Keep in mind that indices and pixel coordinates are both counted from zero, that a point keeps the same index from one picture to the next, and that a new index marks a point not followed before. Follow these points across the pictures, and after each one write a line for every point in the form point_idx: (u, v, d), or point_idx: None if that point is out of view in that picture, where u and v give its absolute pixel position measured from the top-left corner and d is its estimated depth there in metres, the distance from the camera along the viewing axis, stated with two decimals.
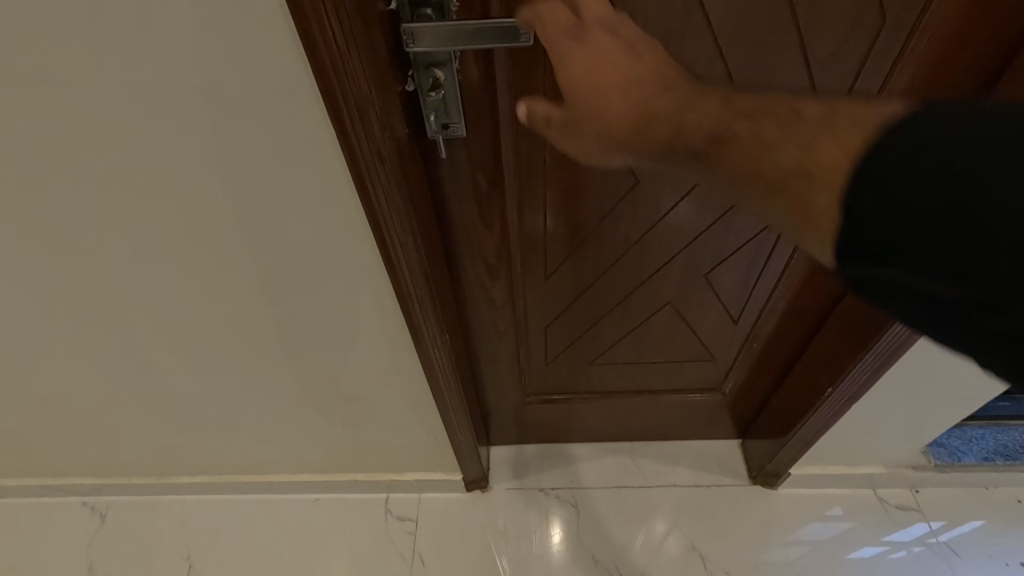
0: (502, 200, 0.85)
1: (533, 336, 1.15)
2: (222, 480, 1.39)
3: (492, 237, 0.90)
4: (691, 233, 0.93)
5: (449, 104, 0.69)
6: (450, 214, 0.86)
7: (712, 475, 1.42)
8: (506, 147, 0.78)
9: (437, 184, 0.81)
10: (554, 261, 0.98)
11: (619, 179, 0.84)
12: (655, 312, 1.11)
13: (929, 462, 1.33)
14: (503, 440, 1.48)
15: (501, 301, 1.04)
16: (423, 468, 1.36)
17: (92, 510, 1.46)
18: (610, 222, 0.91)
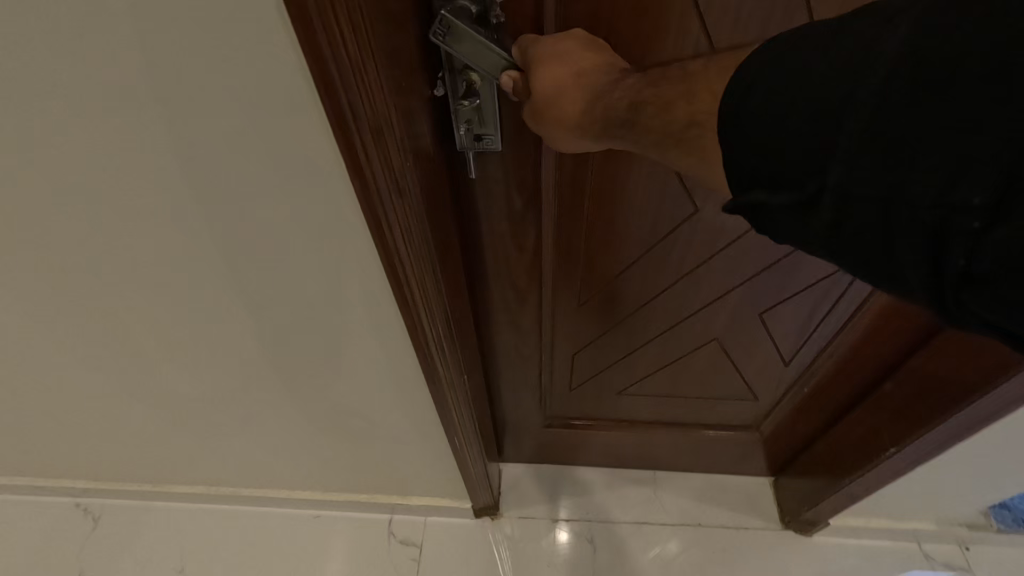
0: (542, 226, 0.75)
1: (557, 362, 1.06)
2: (219, 491, 1.32)
3: (521, 262, 0.80)
4: (748, 267, 0.82)
5: (484, 113, 0.58)
6: (478, 234, 0.76)
7: (740, 516, 1.32)
8: (550, 167, 0.67)
9: (467, 202, 0.71)
10: (589, 289, 0.88)
11: (677, 210, 0.73)
12: (696, 346, 1.01)
13: (989, 524, 1.23)
14: (515, 457, 1.39)
15: (526, 328, 0.94)
16: (430, 493, 1.28)
17: (84, 512, 1.40)
18: (659, 254, 0.81)
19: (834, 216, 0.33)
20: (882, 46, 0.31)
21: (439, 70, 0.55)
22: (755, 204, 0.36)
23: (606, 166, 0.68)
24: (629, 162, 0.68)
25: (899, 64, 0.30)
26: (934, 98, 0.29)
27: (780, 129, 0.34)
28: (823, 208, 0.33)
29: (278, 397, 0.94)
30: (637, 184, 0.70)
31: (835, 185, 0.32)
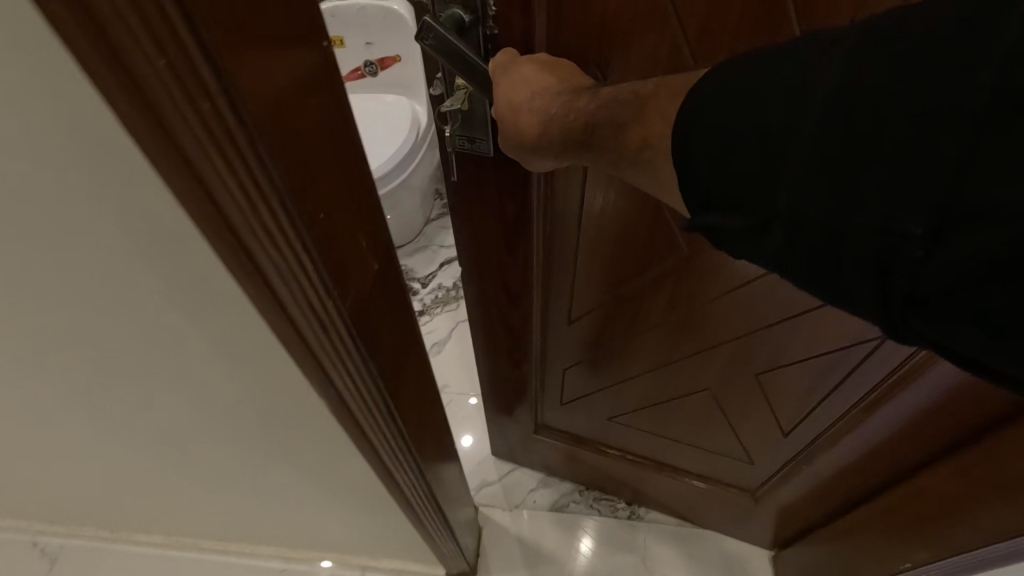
0: (542, 246, 0.78)
1: (548, 374, 1.09)
2: (181, 538, 1.25)
3: (512, 273, 0.84)
4: (740, 325, 0.81)
5: (477, 118, 0.65)
6: (482, 240, 0.80)
7: None
8: (549, 193, 0.71)
9: (477, 208, 0.76)
10: (581, 313, 0.90)
11: (662, 256, 0.75)
12: (687, 389, 1.00)
13: None
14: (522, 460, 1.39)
15: (519, 338, 0.97)
16: (401, 557, 1.20)
17: (41, 551, 1.32)
18: (650, 294, 0.82)
19: (788, 238, 0.34)
20: (819, 81, 0.33)
21: (438, 73, 0.64)
22: (716, 225, 0.38)
23: (597, 202, 0.70)
24: (608, 194, 0.69)
25: (833, 95, 0.32)
26: (866, 128, 0.31)
27: (735, 151, 0.36)
28: (775, 229, 0.35)
29: (216, 478, 0.84)
30: (624, 225, 0.72)
31: (785, 207, 0.34)
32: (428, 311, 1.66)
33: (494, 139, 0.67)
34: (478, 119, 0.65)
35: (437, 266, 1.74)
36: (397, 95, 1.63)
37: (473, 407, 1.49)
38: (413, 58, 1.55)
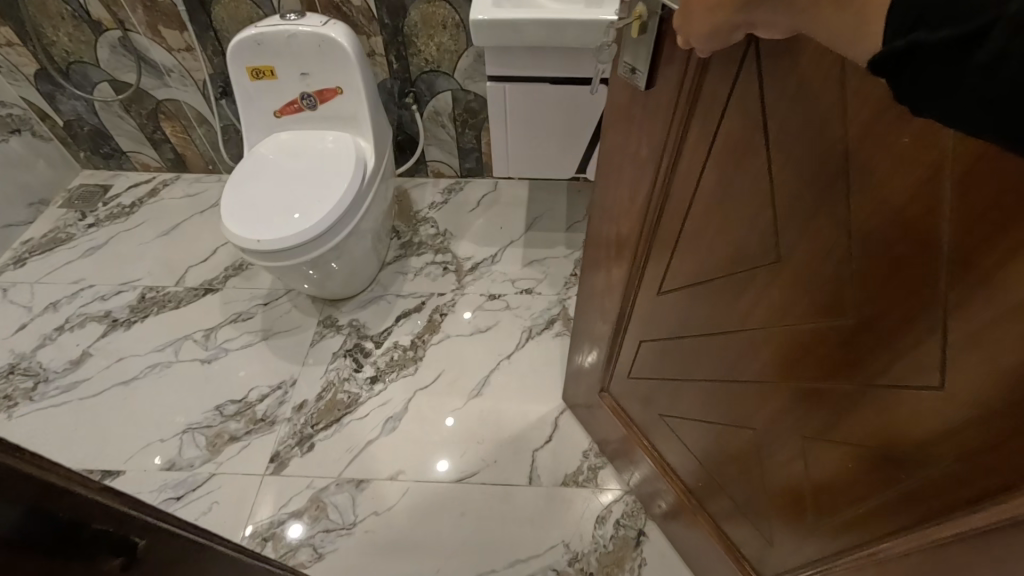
0: (673, 174, 0.70)
1: (627, 340, 1.00)
2: None
3: (639, 192, 0.77)
4: (804, 368, 0.65)
5: (644, 49, 0.63)
6: (631, 147, 0.74)
7: None
8: (702, 117, 0.61)
9: (636, 113, 0.70)
10: (673, 274, 0.79)
11: (765, 240, 0.62)
12: (741, 419, 0.81)
13: None
14: (522, 497, 1.21)
15: (622, 273, 0.90)
16: None
17: None
18: (737, 284, 0.68)
19: (997, 48, 0.26)
20: None
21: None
22: (909, 46, 0.30)
23: (736, 146, 0.59)
24: (738, 141, 0.59)
25: None
26: None
27: None
28: (989, 39, 0.26)
29: None
30: (749, 186, 0.60)
31: (1019, 10, 0.25)
32: (382, 376, 1.41)
33: (652, 73, 0.64)
34: (643, 51, 0.63)
35: (393, 320, 1.53)
36: (338, 134, 1.44)
37: (450, 427, 1.31)
38: (352, 89, 1.37)
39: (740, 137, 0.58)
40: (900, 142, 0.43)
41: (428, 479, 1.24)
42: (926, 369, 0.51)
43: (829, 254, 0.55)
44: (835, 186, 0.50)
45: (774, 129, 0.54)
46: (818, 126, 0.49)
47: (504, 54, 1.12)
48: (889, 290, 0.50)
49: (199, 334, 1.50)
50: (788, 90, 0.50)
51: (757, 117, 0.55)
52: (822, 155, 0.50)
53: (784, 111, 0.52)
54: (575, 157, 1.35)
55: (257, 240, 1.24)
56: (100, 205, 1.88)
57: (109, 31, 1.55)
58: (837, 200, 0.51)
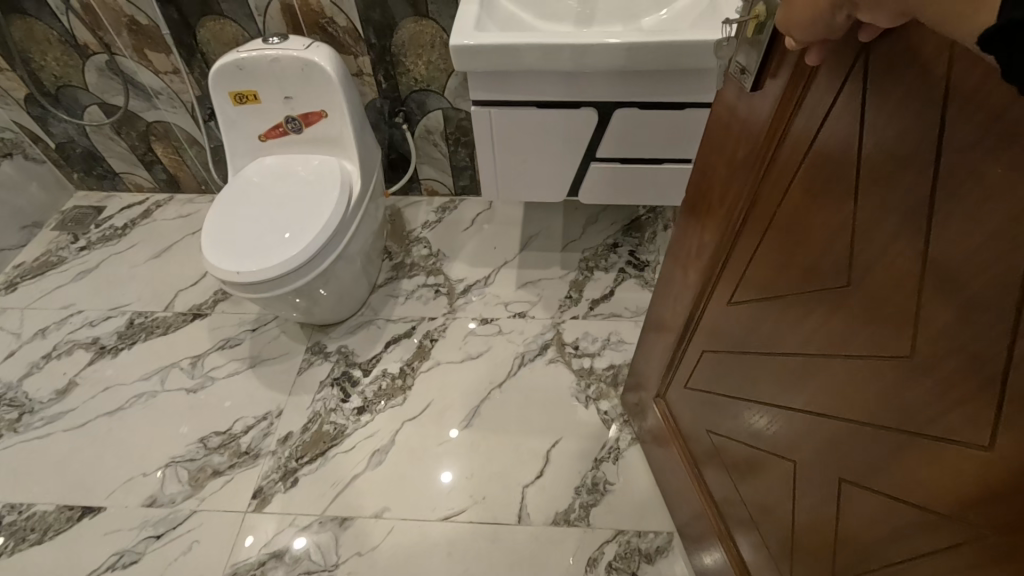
0: (763, 180, 0.66)
1: (691, 348, 0.96)
2: None
3: (729, 195, 0.74)
4: (854, 406, 0.59)
5: (756, 50, 0.59)
6: (730, 147, 0.71)
7: None
8: (801, 124, 0.58)
9: (741, 113, 0.67)
10: (746, 285, 0.75)
11: (837, 261, 0.57)
12: (781, 450, 0.76)
13: None
14: (510, 534, 1.17)
15: (699, 276, 0.87)
16: None
17: None
18: (801, 307, 0.64)
19: None
20: None
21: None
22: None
23: (828, 158, 0.55)
24: (829, 154, 0.55)
25: None
26: None
27: None
28: None
29: None
30: (832, 201, 0.56)
31: None
32: (369, 407, 1.37)
33: (761, 77, 0.60)
34: (756, 51, 0.59)
35: (382, 346, 1.49)
36: (324, 157, 1.41)
37: (454, 439, 1.30)
38: (337, 111, 1.34)
39: (833, 151, 0.54)
40: (990, 173, 0.39)
41: (440, 484, 1.24)
42: (974, 426, 0.46)
43: (895, 287, 0.50)
44: (917, 213, 0.46)
45: (870, 147, 0.50)
46: (911, 149, 0.45)
47: (488, 80, 1.08)
48: (951, 336, 0.46)
49: (185, 362, 1.47)
50: (889, 104, 0.46)
51: (853, 131, 0.51)
52: (913, 181, 0.46)
53: (882, 130, 0.48)
54: (565, 182, 1.29)
55: (237, 271, 1.21)
56: (93, 227, 1.86)
57: (96, 55, 1.53)
58: (917, 231, 0.47)
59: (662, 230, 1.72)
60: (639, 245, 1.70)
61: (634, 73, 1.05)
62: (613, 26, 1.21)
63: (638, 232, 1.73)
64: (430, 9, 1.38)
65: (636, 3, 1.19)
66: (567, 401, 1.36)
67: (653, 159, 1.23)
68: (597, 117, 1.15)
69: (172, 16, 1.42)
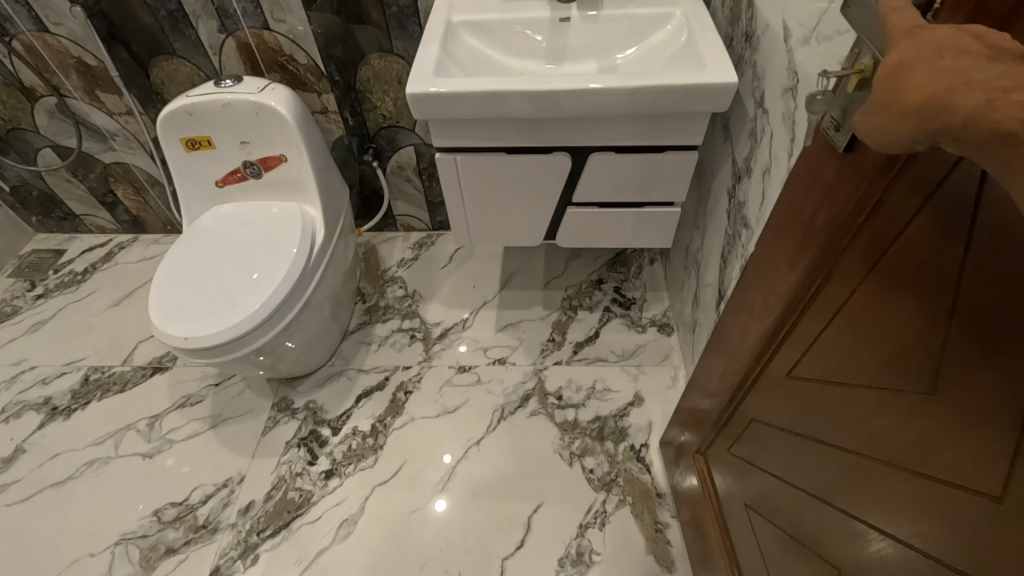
0: (838, 253, 0.53)
1: (737, 412, 0.83)
2: None
3: (795, 262, 0.59)
4: (903, 529, 0.48)
5: (853, 108, 0.46)
6: (799, 206, 0.57)
7: None
8: (903, 195, 0.45)
9: (818, 170, 0.53)
10: (804, 368, 0.62)
11: (921, 360, 0.44)
12: (816, 546, 0.64)
13: None
14: None
15: (752, 347, 0.72)
16: None
17: None
18: (867, 402, 0.51)
19: None
20: None
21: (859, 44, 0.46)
22: None
23: (928, 236, 0.43)
24: (933, 229, 0.42)
25: None
26: None
27: None
28: None
29: None
30: (927, 295, 0.43)
31: None
32: (336, 471, 1.27)
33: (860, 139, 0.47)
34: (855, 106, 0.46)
35: (352, 401, 1.39)
36: (285, 203, 1.33)
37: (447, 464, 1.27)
38: (297, 152, 1.26)
39: (940, 227, 0.41)
40: None
41: (419, 552, 1.15)
42: None
43: (991, 409, 0.38)
44: None
45: (993, 230, 0.37)
46: None
47: (451, 127, 1.00)
48: None
49: (142, 423, 1.38)
50: None
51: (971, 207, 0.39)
52: None
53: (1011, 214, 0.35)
54: (540, 229, 1.21)
55: (185, 336, 1.11)
56: (51, 273, 1.77)
57: (45, 98, 1.45)
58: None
59: (648, 264, 1.64)
60: (624, 280, 1.62)
61: (604, 118, 0.98)
62: (586, 62, 1.14)
63: (623, 266, 1.65)
64: (395, 44, 1.30)
65: (611, 38, 1.12)
66: (549, 458, 1.27)
67: (633, 203, 1.15)
68: (571, 162, 1.07)
69: (122, 56, 1.34)
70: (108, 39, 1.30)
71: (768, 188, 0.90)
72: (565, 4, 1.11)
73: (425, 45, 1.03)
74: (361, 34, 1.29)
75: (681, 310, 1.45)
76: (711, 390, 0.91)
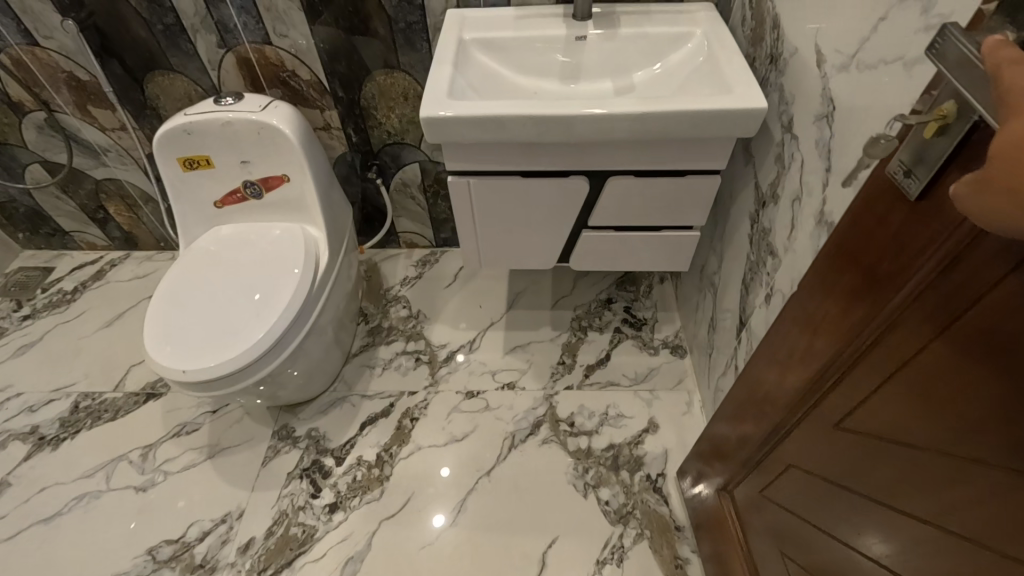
0: (902, 309, 0.49)
1: (772, 455, 0.78)
2: None
3: (851, 310, 0.56)
4: None
5: (931, 157, 0.42)
6: (857, 252, 0.54)
7: None
8: (984, 257, 0.41)
9: (883, 217, 0.49)
10: (858, 422, 0.58)
11: (1015, 439, 0.40)
12: None
13: None
14: None
15: (794, 391, 0.68)
16: None
17: None
18: (943, 474, 0.47)
19: None
20: None
21: (939, 86, 0.42)
22: None
23: (1014, 306, 0.39)
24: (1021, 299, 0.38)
25: None
26: None
27: None
28: None
29: None
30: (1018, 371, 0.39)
31: None
32: (340, 505, 1.22)
33: (933, 188, 0.43)
34: (931, 155, 0.42)
35: (356, 428, 1.34)
36: (286, 224, 1.28)
37: (445, 478, 1.25)
38: (300, 172, 1.21)
39: None
40: None
41: None
42: None
43: None
44: None
45: None
46: None
47: (465, 151, 0.96)
48: None
49: (135, 454, 1.31)
50: None
51: None
52: None
53: None
54: (553, 252, 1.17)
55: (182, 369, 1.06)
56: (39, 292, 1.70)
57: (34, 113, 1.39)
58: None
59: (658, 283, 1.61)
60: (634, 300, 1.58)
61: (626, 143, 0.94)
62: (602, 82, 1.10)
63: (633, 285, 1.61)
64: (401, 60, 1.26)
65: (628, 57, 1.08)
66: (562, 489, 1.23)
67: (651, 226, 1.11)
68: (588, 185, 1.03)
69: (116, 71, 1.28)
70: (101, 53, 1.25)
71: (798, 216, 0.86)
72: (580, 22, 1.07)
73: (437, 64, 0.99)
74: (366, 50, 1.24)
75: (695, 333, 1.41)
76: (740, 428, 0.87)
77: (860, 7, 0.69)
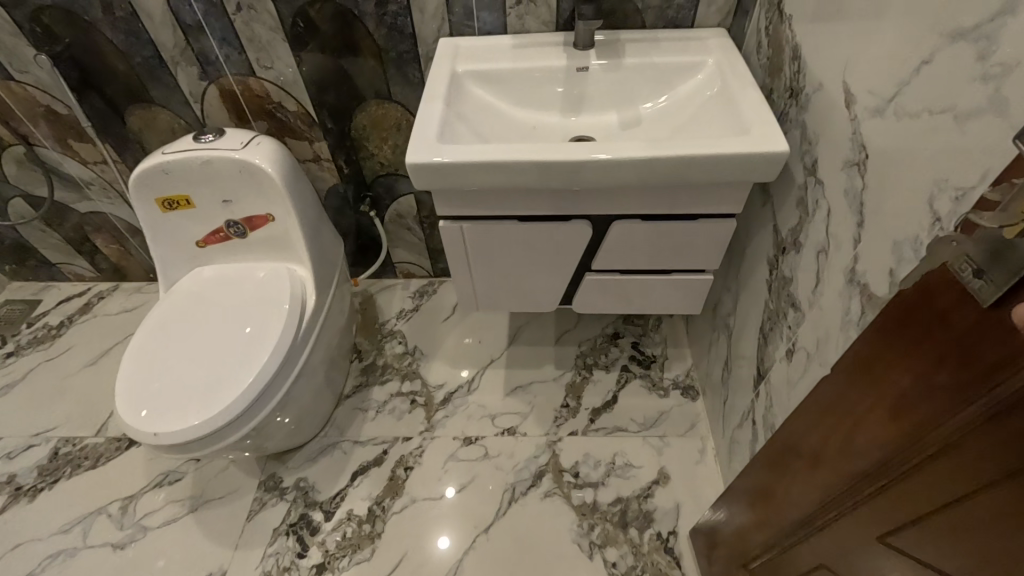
0: (960, 433, 0.41)
1: (800, 546, 0.69)
2: None
3: (902, 417, 0.47)
4: None
5: (1011, 261, 0.34)
6: (909, 352, 0.45)
7: None
8: None
9: (945, 319, 0.41)
10: (906, 544, 0.49)
11: None
12: None
13: None
14: None
15: (830, 488, 0.59)
16: None
17: None
18: None
19: None
20: None
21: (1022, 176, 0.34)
22: None
23: None
24: None
25: None
26: None
27: None
28: None
29: None
30: None
31: None
32: (328, 566, 1.14)
33: (1012, 298, 0.35)
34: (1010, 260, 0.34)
35: (346, 479, 1.26)
36: (272, 265, 1.21)
37: (450, 498, 1.22)
38: (285, 213, 1.14)
39: None
40: None
41: None
42: None
43: None
44: None
45: None
46: None
47: (458, 197, 0.89)
48: None
49: (115, 506, 1.24)
50: None
51: None
52: None
53: None
54: (554, 296, 1.09)
55: (154, 432, 0.98)
56: (24, 327, 1.65)
57: (14, 147, 1.34)
58: None
59: (668, 316, 1.52)
60: (642, 335, 1.49)
61: (632, 188, 0.86)
62: (606, 114, 1.02)
63: (641, 318, 1.53)
64: (393, 90, 1.19)
65: (634, 88, 1.00)
66: (566, 549, 1.14)
67: (660, 270, 1.03)
68: (591, 229, 0.95)
69: (96, 104, 1.22)
70: (80, 86, 1.19)
71: (824, 270, 0.78)
72: (581, 51, 1.00)
73: (427, 101, 0.91)
74: (356, 81, 1.18)
75: (708, 373, 1.32)
76: (764, 506, 0.78)
77: (898, 46, 0.61)
